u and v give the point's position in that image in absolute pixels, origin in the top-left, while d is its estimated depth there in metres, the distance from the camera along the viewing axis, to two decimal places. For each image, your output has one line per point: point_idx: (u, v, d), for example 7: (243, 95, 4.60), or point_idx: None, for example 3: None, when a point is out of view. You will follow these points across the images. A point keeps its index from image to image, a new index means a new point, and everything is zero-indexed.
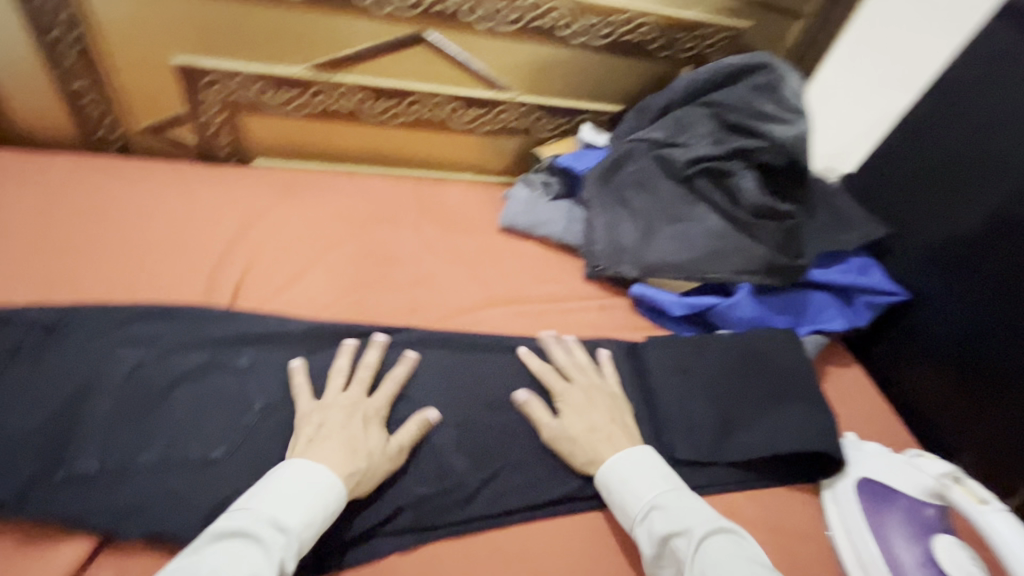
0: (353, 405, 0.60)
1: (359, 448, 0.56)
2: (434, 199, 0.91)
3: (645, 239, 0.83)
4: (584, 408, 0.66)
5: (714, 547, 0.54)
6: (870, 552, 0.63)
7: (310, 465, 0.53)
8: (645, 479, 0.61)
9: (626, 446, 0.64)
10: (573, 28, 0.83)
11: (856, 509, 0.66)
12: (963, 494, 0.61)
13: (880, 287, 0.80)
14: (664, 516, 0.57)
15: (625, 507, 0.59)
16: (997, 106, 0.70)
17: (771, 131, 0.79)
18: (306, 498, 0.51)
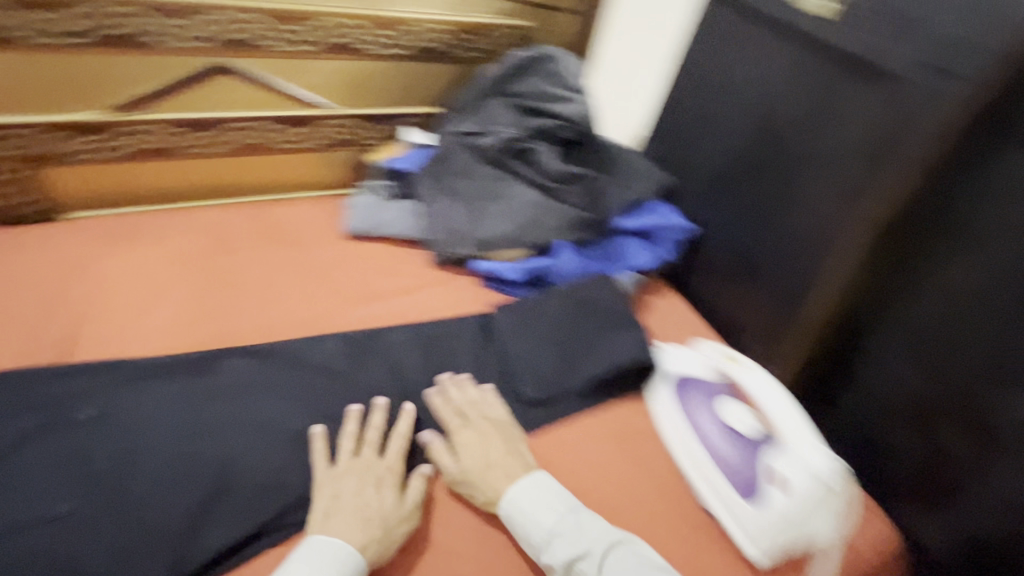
0: (365, 468, 0.60)
1: (372, 518, 0.56)
2: (271, 220, 0.94)
3: (473, 220, 0.88)
4: (478, 446, 0.64)
5: (616, 562, 0.56)
6: (685, 436, 0.69)
7: (328, 541, 0.53)
8: (542, 503, 0.60)
9: (522, 476, 0.62)
10: (369, 42, 0.91)
11: (669, 403, 0.73)
12: (732, 365, 0.72)
13: (677, 225, 0.92)
14: (564, 542, 0.57)
15: (528, 536, 0.58)
16: (713, 60, 0.88)
17: (558, 109, 0.90)
18: (325, 573, 0.51)
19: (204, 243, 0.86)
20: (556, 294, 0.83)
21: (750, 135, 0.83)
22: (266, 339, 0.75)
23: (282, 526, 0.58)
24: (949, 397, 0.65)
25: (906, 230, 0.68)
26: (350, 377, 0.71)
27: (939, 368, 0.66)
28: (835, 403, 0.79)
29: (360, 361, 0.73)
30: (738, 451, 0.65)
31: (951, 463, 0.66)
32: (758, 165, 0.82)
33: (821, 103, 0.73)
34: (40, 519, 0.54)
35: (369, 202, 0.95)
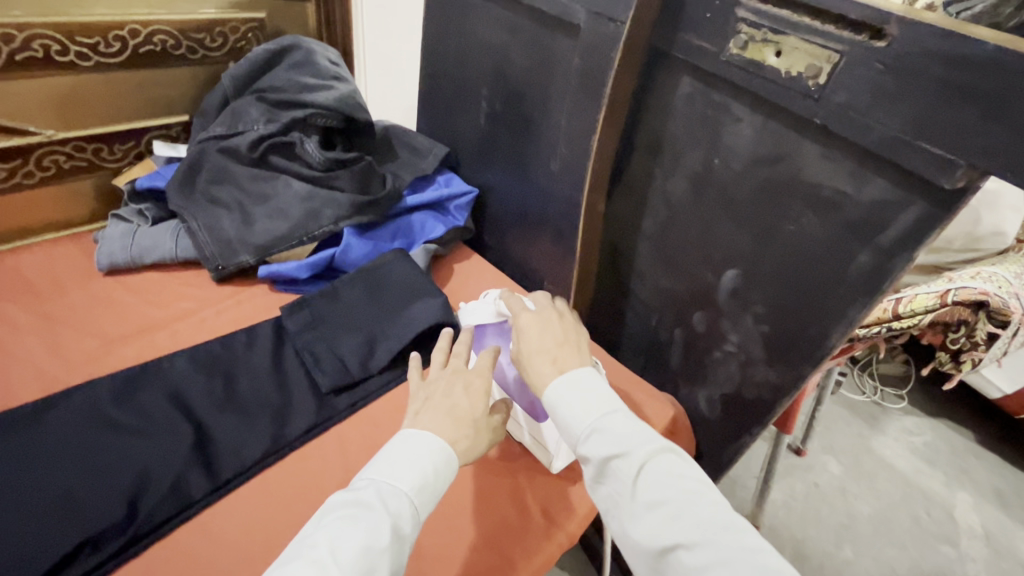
0: (454, 374, 0.59)
1: (463, 416, 0.55)
2: (3, 272, 0.81)
3: (246, 225, 0.84)
4: (539, 331, 0.63)
5: (656, 472, 0.50)
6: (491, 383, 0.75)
7: (421, 434, 0.52)
8: (586, 398, 0.55)
9: (570, 367, 0.58)
10: (72, 52, 0.81)
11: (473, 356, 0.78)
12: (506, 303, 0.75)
13: (460, 191, 0.98)
14: (604, 437, 0.52)
15: (569, 428, 0.54)
16: (452, 31, 0.93)
17: (310, 97, 0.88)
18: (417, 463, 0.50)
19: None
20: (349, 280, 0.83)
21: (498, 99, 0.90)
22: (6, 406, 0.65)
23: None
24: (688, 288, 0.79)
25: (623, 159, 0.78)
26: (121, 419, 0.65)
27: (676, 267, 0.79)
28: (623, 318, 0.91)
29: (135, 399, 0.67)
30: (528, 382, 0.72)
31: (701, 339, 0.80)
32: (511, 123, 0.90)
33: (541, 59, 0.81)
34: None
35: (124, 231, 0.86)
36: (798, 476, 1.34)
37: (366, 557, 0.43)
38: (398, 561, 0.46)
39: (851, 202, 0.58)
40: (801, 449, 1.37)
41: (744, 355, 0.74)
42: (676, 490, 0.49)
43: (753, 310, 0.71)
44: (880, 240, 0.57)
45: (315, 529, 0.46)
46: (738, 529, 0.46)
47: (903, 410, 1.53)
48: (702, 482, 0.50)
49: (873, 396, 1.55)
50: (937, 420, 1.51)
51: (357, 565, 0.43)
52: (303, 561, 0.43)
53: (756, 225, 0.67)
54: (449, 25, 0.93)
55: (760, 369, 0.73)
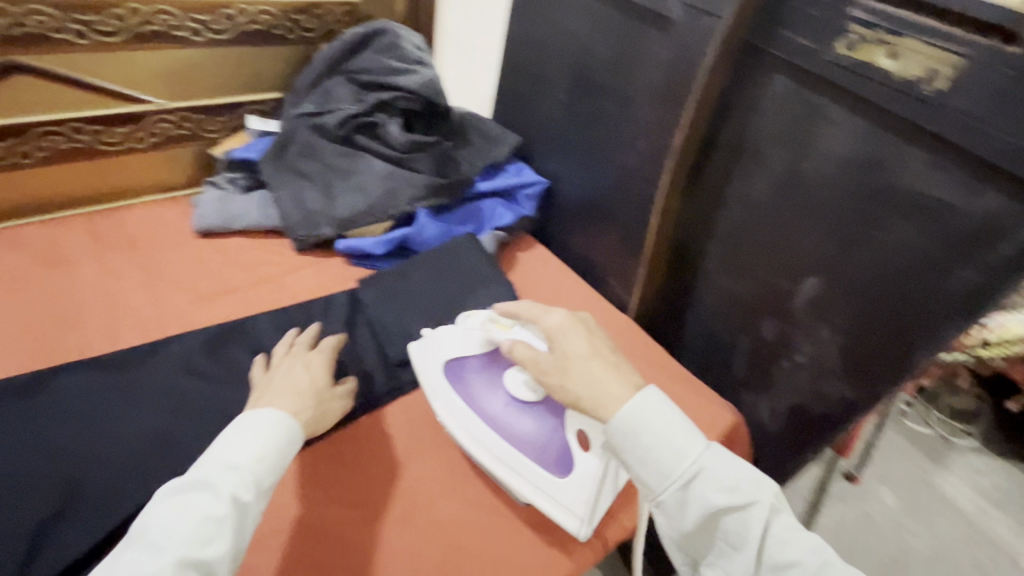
0: (291, 364, 0.63)
1: (303, 391, 0.60)
2: (111, 227, 0.88)
3: (328, 199, 0.88)
4: (581, 336, 0.61)
5: (774, 525, 0.49)
6: (483, 433, 0.65)
7: (259, 410, 0.54)
8: (683, 439, 0.51)
9: (639, 387, 0.56)
10: (187, 27, 0.87)
11: (452, 398, 0.67)
12: (502, 329, 0.68)
13: (529, 181, 1.00)
14: (713, 486, 0.50)
15: (665, 470, 0.51)
16: (537, 23, 0.94)
17: (397, 81, 0.92)
18: (257, 436, 0.51)
19: (28, 261, 0.80)
20: (421, 260, 0.87)
21: (576, 92, 0.90)
22: (111, 349, 0.71)
23: None
24: (759, 294, 0.77)
25: (703, 158, 0.77)
26: (208, 370, 0.70)
27: (748, 272, 0.77)
28: (684, 319, 0.90)
29: (221, 352, 0.72)
30: (534, 430, 0.65)
31: (769, 348, 0.78)
32: (588, 117, 0.90)
33: (624, 52, 0.80)
34: None
35: (217, 198, 0.92)
36: (848, 503, 1.28)
37: (203, 528, 0.44)
38: (243, 528, 0.47)
39: (956, 213, 0.55)
40: (854, 477, 1.30)
41: (815, 367, 0.72)
42: (799, 549, 0.48)
43: (831, 322, 0.69)
44: (987, 258, 0.54)
45: (151, 511, 0.46)
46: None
47: (972, 448, 1.43)
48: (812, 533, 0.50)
49: (939, 430, 1.46)
50: (1010, 463, 1.40)
51: (193, 535, 0.44)
52: (137, 545, 0.43)
53: (843, 233, 0.65)
54: (535, 16, 0.94)
55: (833, 384, 0.71)
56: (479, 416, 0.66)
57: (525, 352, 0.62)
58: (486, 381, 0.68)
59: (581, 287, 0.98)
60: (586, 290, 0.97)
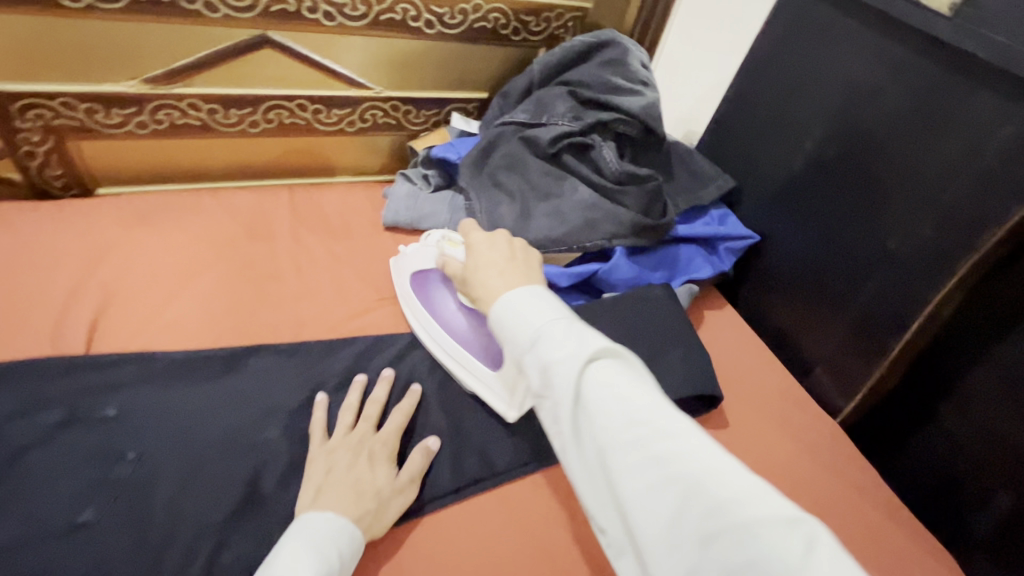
0: (358, 443, 0.58)
1: (366, 490, 0.54)
2: (309, 205, 0.89)
3: (523, 219, 0.82)
4: (488, 247, 0.62)
5: (599, 372, 0.42)
6: (437, 334, 0.70)
7: (322, 513, 0.50)
8: (535, 307, 0.48)
9: (518, 282, 0.54)
10: (423, 19, 0.84)
11: (417, 307, 0.73)
12: (450, 246, 0.72)
13: (736, 233, 0.87)
14: (547, 341, 0.44)
15: (512, 338, 0.47)
16: (796, 60, 0.81)
17: (622, 103, 0.83)
18: (323, 544, 0.48)
19: (238, 227, 0.81)
20: (610, 303, 0.78)
21: (836, 144, 0.76)
22: (300, 338, 0.70)
23: None
24: None
25: (1001, 268, 0.61)
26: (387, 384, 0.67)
27: None
28: (909, 444, 0.74)
29: (403, 365, 0.69)
30: (477, 331, 0.69)
31: None
32: (840, 177, 0.76)
33: (929, 112, 0.66)
34: (58, 531, 0.49)
35: (408, 193, 0.90)
36: None
37: None
38: None
39: None
40: None
41: None
42: (613, 389, 0.41)
43: None
44: None
45: None
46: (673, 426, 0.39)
47: None
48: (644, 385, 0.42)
49: None
50: None
51: None
52: None
53: None
54: (795, 45, 0.81)
55: None
56: (434, 321, 0.71)
57: (452, 262, 0.66)
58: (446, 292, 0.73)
59: (777, 368, 0.84)
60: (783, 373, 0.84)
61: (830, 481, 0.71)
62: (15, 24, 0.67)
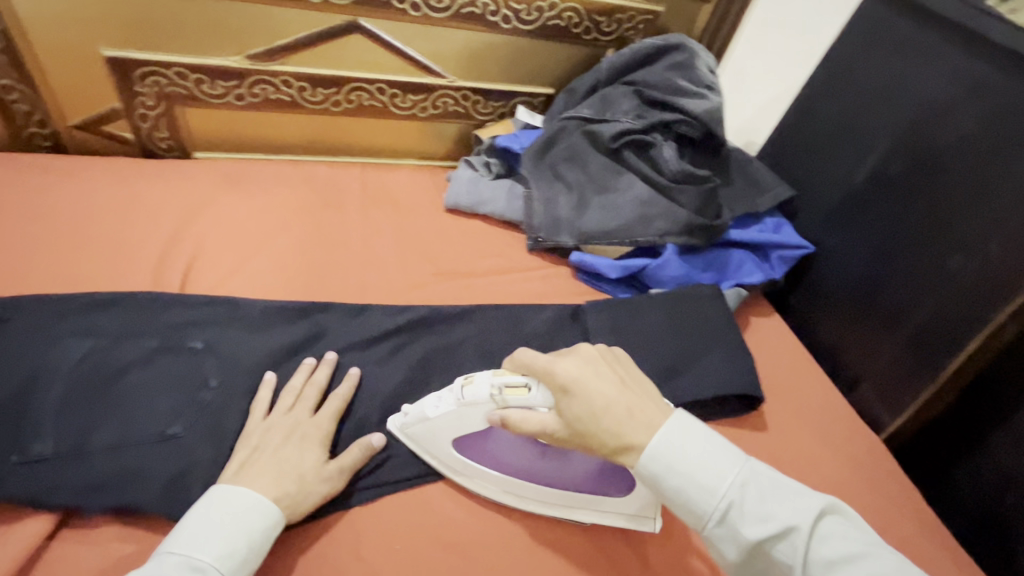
0: (294, 424, 0.57)
1: (289, 473, 0.53)
2: (379, 183, 0.95)
3: (580, 210, 0.86)
4: (591, 382, 0.50)
5: (820, 537, 0.43)
6: (531, 492, 0.59)
7: (238, 491, 0.50)
8: (714, 465, 0.46)
9: (662, 425, 0.48)
10: (501, 14, 0.89)
11: (483, 475, 0.60)
12: (515, 394, 0.53)
13: (790, 242, 0.88)
14: (751, 518, 0.44)
15: (696, 509, 0.46)
16: (868, 73, 0.81)
17: (686, 105, 0.85)
18: (230, 525, 0.48)
19: (316, 197, 0.88)
20: (658, 299, 0.80)
21: (903, 159, 0.76)
22: (363, 300, 0.76)
23: (378, 484, 0.59)
24: None
25: None
26: (441, 349, 0.71)
27: None
28: (955, 467, 0.73)
29: (454, 334, 0.73)
30: (565, 468, 0.60)
31: None
32: (901, 192, 0.76)
33: (1006, 132, 0.65)
34: (149, 438, 0.55)
35: (471, 177, 0.94)
36: None
37: None
38: None
39: None
40: None
41: None
42: (836, 550, 0.43)
43: None
44: None
45: None
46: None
47: None
48: (862, 536, 0.44)
49: None
50: None
51: None
52: None
53: None
54: (869, 58, 0.81)
55: None
56: (514, 473, 0.59)
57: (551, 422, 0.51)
58: (506, 445, 0.61)
59: (821, 379, 0.84)
60: (828, 385, 0.83)
61: (867, 494, 0.71)
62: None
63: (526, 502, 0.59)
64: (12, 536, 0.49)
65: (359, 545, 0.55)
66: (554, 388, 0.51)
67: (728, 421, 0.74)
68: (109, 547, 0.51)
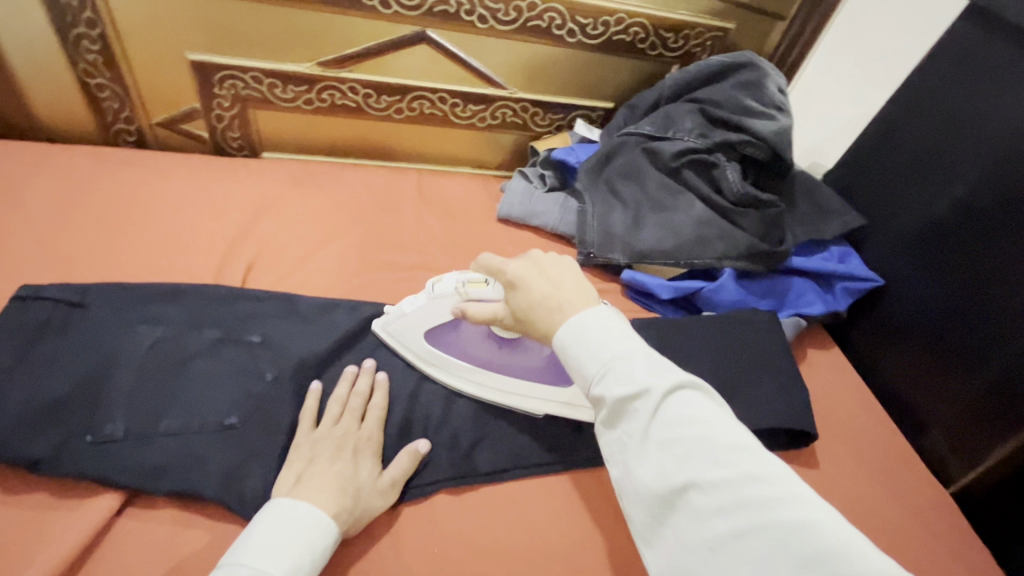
0: (345, 437, 0.58)
1: (347, 488, 0.54)
2: (434, 189, 0.96)
3: (635, 227, 0.84)
4: (534, 280, 0.54)
5: (676, 408, 0.42)
6: (491, 381, 0.66)
7: (300, 505, 0.50)
8: (608, 332, 0.47)
9: (580, 309, 0.50)
10: (567, 28, 0.89)
11: (448, 364, 0.67)
12: (475, 288, 0.60)
13: (858, 273, 0.83)
14: (617, 375, 0.44)
15: (578, 365, 0.47)
16: (958, 99, 0.76)
17: (754, 126, 0.82)
18: (295, 543, 0.48)
19: (374, 201, 0.90)
20: (713, 322, 0.77)
21: (993, 192, 0.71)
22: None
23: (420, 491, 0.60)
24: None
25: None
26: None
27: None
28: None
29: None
30: (523, 361, 0.67)
31: None
32: (989, 227, 0.71)
33: None
34: (209, 429, 0.58)
35: (525, 188, 0.94)
36: None
37: None
38: None
39: None
40: None
41: None
42: (691, 424, 0.41)
43: None
44: None
45: None
46: (754, 452, 0.39)
47: None
48: (721, 415, 0.42)
49: None
50: None
51: None
52: None
53: None
54: (961, 84, 0.76)
55: None
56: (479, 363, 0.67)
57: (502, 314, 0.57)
58: (473, 341, 0.68)
59: (884, 421, 0.79)
60: (892, 428, 0.79)
61: (930, 550, 0.66)
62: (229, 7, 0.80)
63: (487, 392, 0.66)
64: (84, 512, 0.52)
65: (401, 549, 0.56)
66: (504, 284, 0.57)
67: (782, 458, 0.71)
68: (167, 531, 0.53)
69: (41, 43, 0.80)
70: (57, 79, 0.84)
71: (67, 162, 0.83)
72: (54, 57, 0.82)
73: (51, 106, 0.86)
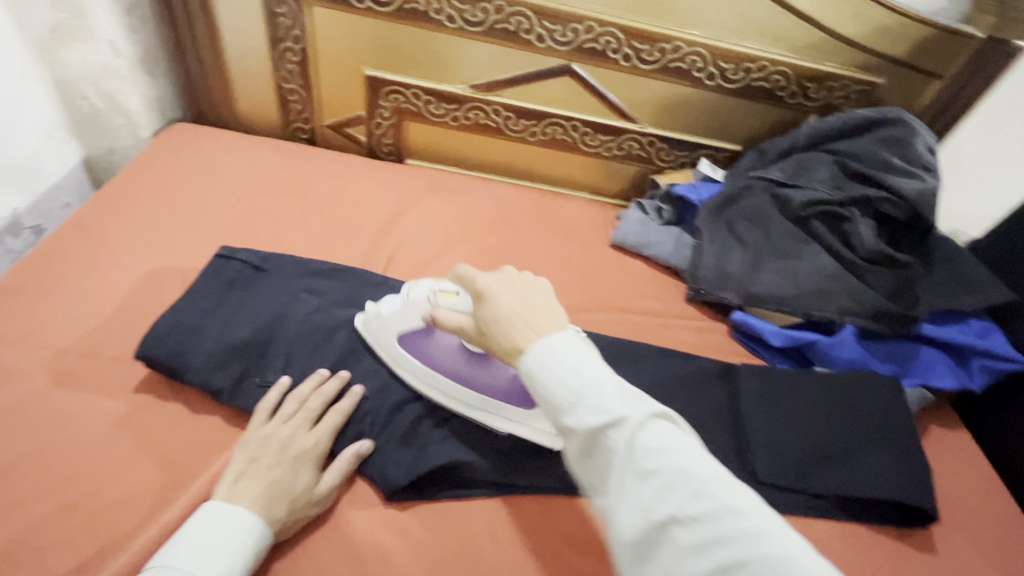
0: (292, 438, 0.60)
1: (284, 492, 0.55)
2: (554, 209, 1.02)
3: (753, 270, 0.84)
4: (505, 292, 0.56)
5: (652, 438, 0.44)
6: (454, 390, 0.66)
7: (234, 509, 0.52)
8: (576, 362, 0.48)
9: (550, 332, 0.51)
10: (707, 71, 0.92)
11: (417, 369, 0.67)
12: (446, 298, 0.64)
13: (1000, 353, 0.77)
14: (591, 409, 0.45)
15: (551, 399, 0.47)
16: None
17: (895, 183, 0.79)
18: (223, 546, 0.50)
19: (498, 213, 0.98)
20: (825, 378, 0.75)
21: None
22: None
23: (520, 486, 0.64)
24: None
25: None
26: None
27: None
28: None
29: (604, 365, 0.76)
30: (486, 376, 0.66)
31: None
32: None
33: None
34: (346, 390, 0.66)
35: (641, 219, 0.97)
36: None
37: None
38: None
39: None
40: None
41: None
42: (669, 458, 0.43)
43: None
44: None
45: None
46: (732, 487, 0.42)
47: None
48: (689, 444, 0.45)
49: None
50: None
51: None
52: None
53: None
54: None
55: None
56: (445, 374, 0.67)
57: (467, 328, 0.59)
58: (443, 350, 0.68)
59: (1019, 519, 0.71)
60: None
61: None
62: (408, 33, 0.92)
63: (450, 402, 0.67)
64: None
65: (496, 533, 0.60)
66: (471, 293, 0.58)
67: (888, 530, 0.67)
68: None
69: (255, 53, 0.97)
70: (260, 83, 1.01)
71: (255, 150, 0.99)
72: (262, 65, 0.98)
73: (250, 104, 1.04)
